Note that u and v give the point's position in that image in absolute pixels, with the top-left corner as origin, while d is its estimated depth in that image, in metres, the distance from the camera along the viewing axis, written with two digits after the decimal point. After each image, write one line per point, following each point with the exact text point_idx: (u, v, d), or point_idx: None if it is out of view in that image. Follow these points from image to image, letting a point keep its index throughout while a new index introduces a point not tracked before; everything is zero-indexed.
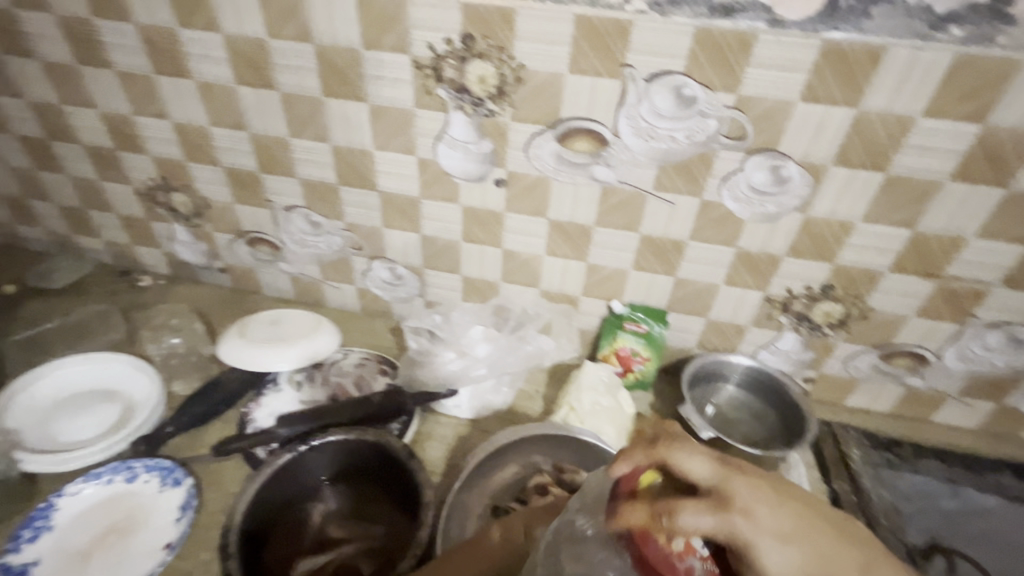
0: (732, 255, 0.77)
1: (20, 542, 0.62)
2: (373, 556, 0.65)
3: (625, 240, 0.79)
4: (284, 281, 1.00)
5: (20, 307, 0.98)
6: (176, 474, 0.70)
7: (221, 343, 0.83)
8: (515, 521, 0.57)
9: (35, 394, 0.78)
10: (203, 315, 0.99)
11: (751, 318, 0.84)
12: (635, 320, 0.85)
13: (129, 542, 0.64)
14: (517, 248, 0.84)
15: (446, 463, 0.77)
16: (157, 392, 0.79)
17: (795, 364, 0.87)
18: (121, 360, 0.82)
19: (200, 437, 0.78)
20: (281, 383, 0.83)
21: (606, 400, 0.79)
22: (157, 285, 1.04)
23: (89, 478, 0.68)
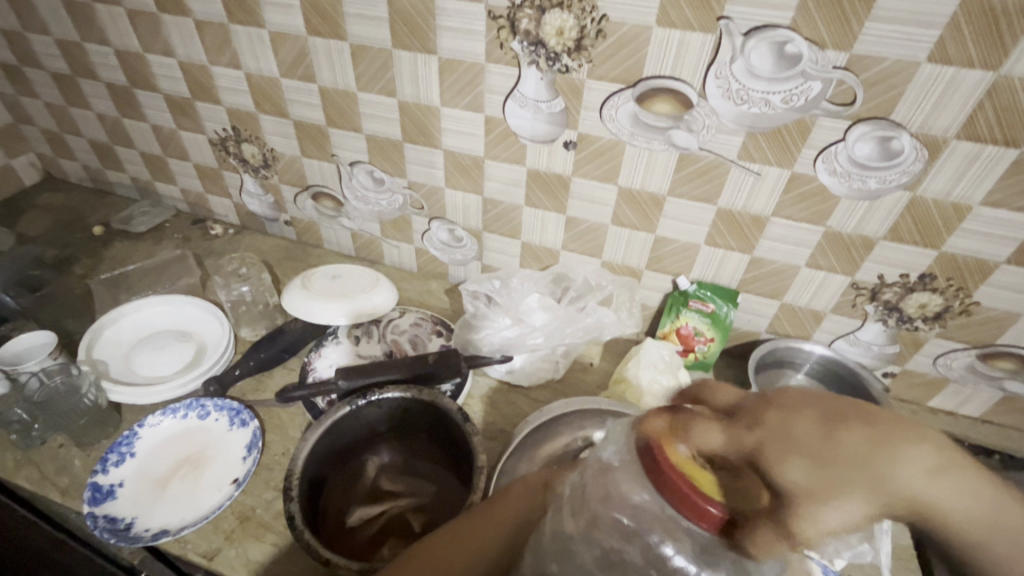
0: (820, 234, 0.70)
1: (108, 464, 0.67)
2: (423, 512, 0.65)
3: (699, 212, 0.74)
4: (346, 237, 1.01)
5: (107, 247, 1.04)
6: (243, 415, 0.73)
7: (286, 293, 0.85)
8: (538, 476, 0.54)
9: (120, 330, 0.84)
10: (269, 265, 1.02)
11: (831, 305, 0.77)
12: (702, 298, 0.80)
13: (202, 474, 0.68)
14: (581, 215, 0.81)
15: (497, 427, 0.77)
16: (227, 336, 0.83)
17: (876, 357, 0.80)
18: (196, 305, 0.87)
19: (264, 382, 0.81)
20: (340, 337, 0.85)
21: (665, 378, 0.76)
22: (227, 234, 1.08)
23: (167, 413, 0.73)
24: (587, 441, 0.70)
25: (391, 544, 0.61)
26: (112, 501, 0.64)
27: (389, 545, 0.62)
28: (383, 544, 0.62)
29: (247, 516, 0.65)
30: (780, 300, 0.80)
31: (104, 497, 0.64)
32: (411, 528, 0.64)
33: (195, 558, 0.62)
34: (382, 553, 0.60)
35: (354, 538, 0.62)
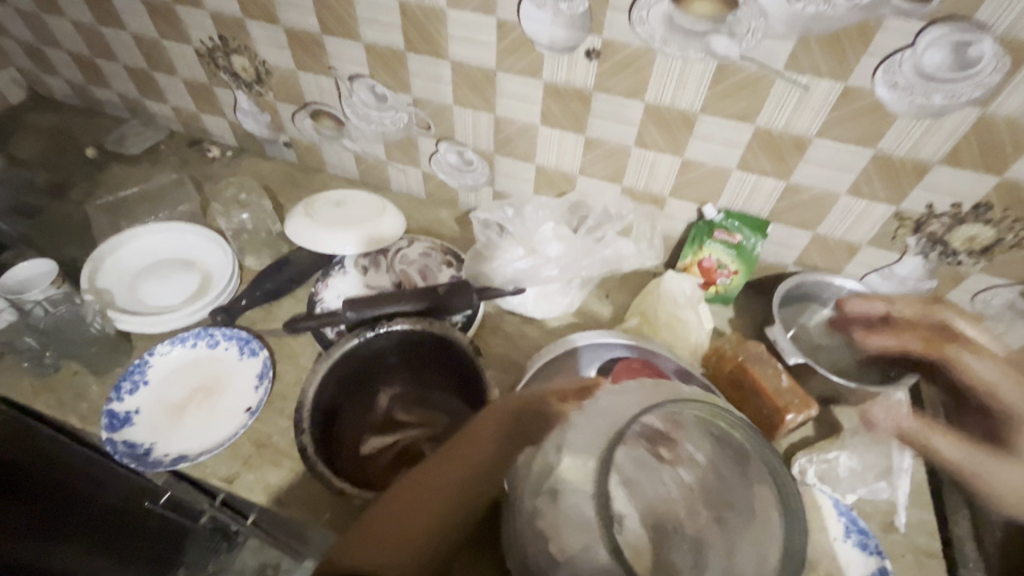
0: (867, 158, 0.64)
1: (122, 392, 0.67)
2: (436, 441, 0.66)
3: (734, 132, 0.67)
4: (349, 160, 0.95)
5: (103, 171, 0.99)
6: (253, 345, 0.72)
7: (289, 221, 0.82)
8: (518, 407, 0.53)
9: (123, 259, 0.81)
10: (271, 190, 0.97)
11: (869, 236, 0.72)
12: (728, 228, 0.75)
13: (215, 402, 0.69)
14: (602, 136, 0.74)
15: (510, 359, 0.75)
16: (231, 265, 0.80)
17: (908, 292, 0.76)
18: (197, 232, 0.84)
19: (273, 311, 0.80)
20: (347, 266, 0.82)
21: (684, 312, 0.73)
22: (225, 157, 1.02)
23: (176, 342, 0.72)
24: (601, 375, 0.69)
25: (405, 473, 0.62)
26: (130, 428, 0.65)
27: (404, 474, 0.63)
28: (397, 472, 0.63)
29: (263, 443, 0.66)
30: (813, 230, 0.74)
31: (122, 423, 0.65)
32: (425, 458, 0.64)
33: (216, 481, 0.63)
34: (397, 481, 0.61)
35: (370, 465, 0.63)
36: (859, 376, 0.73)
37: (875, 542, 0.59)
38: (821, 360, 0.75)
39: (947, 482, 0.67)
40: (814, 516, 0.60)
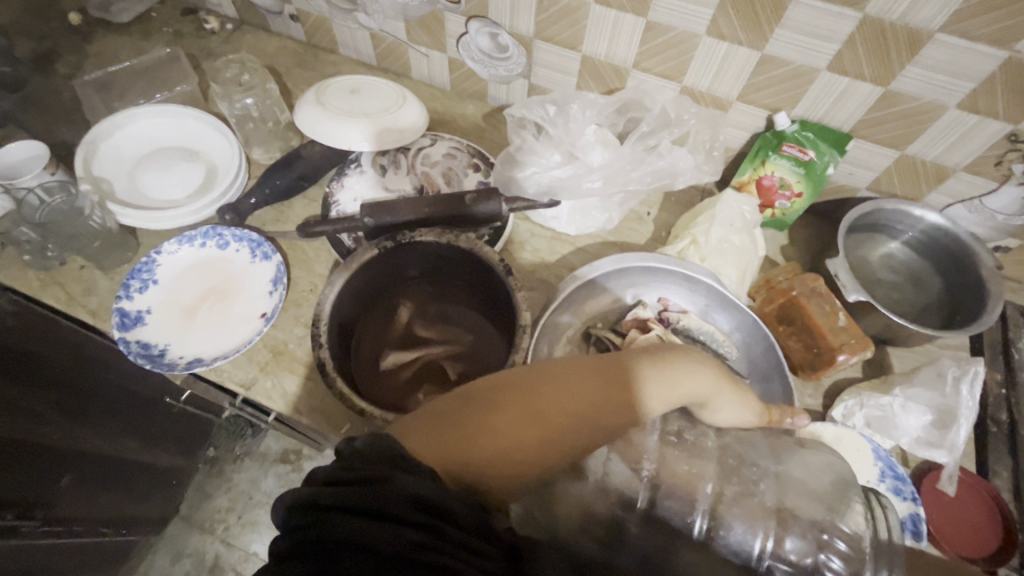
0: (998, 63, 0.52)
1: (131, 290, 0.64)
2: (459, 359, 0.63)
3: (834, 21, 0.55)
4: (363, 40, 0.83)
5: (90, 40, 0.88)
6: (265, 248, 0.67)
7: (299, 110, 0.73)
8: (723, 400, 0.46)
9: (118, 145, 0.73)
10: (277, 72, 0.86)
11: (966, 161, 0.62)
12: (799, 142, 0.65)
13: (229, 306, 0.65)
14: (667, 20, 0.61)
15: (539, 277, 0.70)
16: (238, 158, 0.73)
17: (994, 229, 0.66)
18: (198, 117, 0.75)
19: (284, 212, 0.74)
20: (363, 165, 0.74)
21: (737, 238, 0.66)
22: (225, 31, 0.90)
23: (183, 240, 0.67)
24: (636, 300, 0.65)
25: (425, 392, 0.60)
26: (143, 328, 0.62)
27: (425, 392, 0.60)
28: (416, 390, 0.61)
29: (280, 350, 0.64)
30: (900, 150, 0.64)
31: (133, 323, 0.62)
32: (446, 377, 0.61)
33: (233, 386, 0.62)
34: (417, 400, 0.59)
35: (388, 381, 0.61)
36: (916, 318, 0.68)
37: (911, 489, 0.56)
38: (879, 297, 0.69)
39: (995, 433, 0.63)
40: (850, 460, 0.58)
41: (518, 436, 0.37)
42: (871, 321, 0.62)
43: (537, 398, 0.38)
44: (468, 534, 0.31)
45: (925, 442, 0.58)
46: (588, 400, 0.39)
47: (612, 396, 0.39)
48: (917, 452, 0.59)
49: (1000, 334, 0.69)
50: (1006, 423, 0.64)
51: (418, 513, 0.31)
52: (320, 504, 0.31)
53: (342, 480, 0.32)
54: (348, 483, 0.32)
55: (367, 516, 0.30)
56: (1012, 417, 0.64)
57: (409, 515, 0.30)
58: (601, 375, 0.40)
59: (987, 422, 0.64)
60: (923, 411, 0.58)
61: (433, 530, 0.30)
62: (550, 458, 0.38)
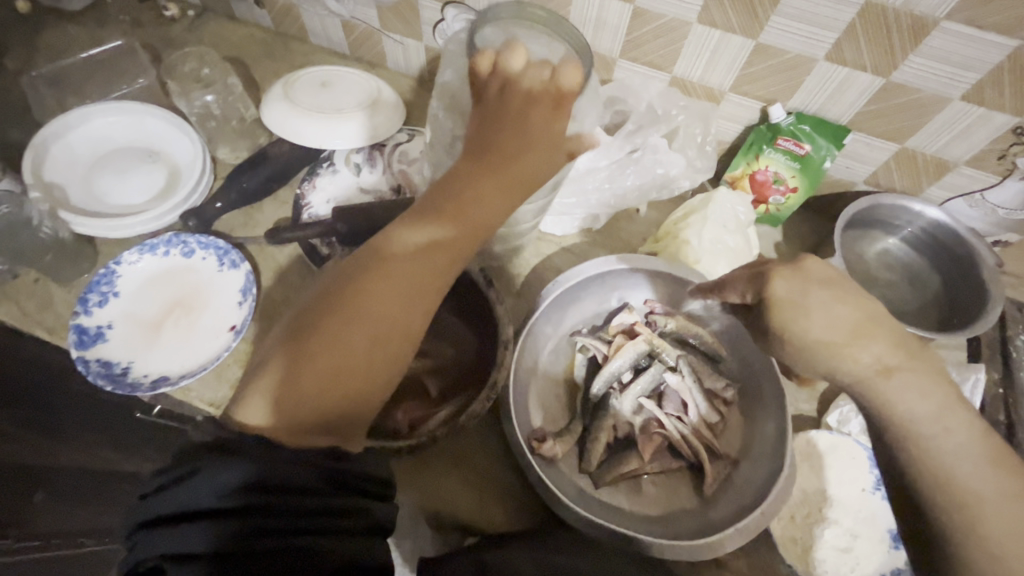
0: (1006, 52, 0.49)
1: (89, 305, 0.60)
2: (443, 377, 0.57)
3: (832, 7, 0.51)
4: (335, 27, 0.78)
5: (41, 30, 0.82)
6: (233, 256, 0.64)
7: (266, 105, 0.68)
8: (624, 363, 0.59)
9: (71, 147, 0.68)
10: (243, 63, 0.81)
11: (969, 154, 0.59)
12: (795, 135, 0.62)
13: (196, 319, 0.62)
14: (656, 5, 0.57)
15: (523, 282, 0.66)
16: (202, 158, 0.68)
17: (994, 223, 0.64)
18: (157, 114, 0.70)
19: (254, 215, 0.69)
20: (337, 163, 0.70)
21: (731, 239, 0.62)
22: (186, 18, 0.84)
23: (144, 250, 0.63)
24: (622, 303, 0.63)
25: (404, 409, 0.53)
26: (103, 345, 0.59)
27: (404, 409, 0.53)
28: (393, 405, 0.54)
29: None
30: (899, 143, 0.61)
31: (92, 340, 0.59)
32: (426, 393, 0.55)
33: (203, 406, 0.59)
34: (393, 419, 0.52)
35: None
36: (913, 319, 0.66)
37: None
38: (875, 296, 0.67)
39: None
40: (845, 469, 0.57)
41: (335, 361, 0.42)
42: None
43: (371, 290, 0.43)
44: (357, 495, 0.40)
45: None
46: (418, 278, 0.44)
47: (439, 253, 0.45)
48: None
49: (998, 332, 0.67)
50: (1002, 425, 0.62)
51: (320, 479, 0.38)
52: (207, 513, 0.35)
53: (222, 475, 0.36)
54: (227, 490, 0.36)
55: (244, 514, 0.35)
56: (1007, 418, 0.63)
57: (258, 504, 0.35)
58: (407, 236, 0.45)
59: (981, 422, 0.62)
60: None
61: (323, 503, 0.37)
62: (383, 373, 0.44)
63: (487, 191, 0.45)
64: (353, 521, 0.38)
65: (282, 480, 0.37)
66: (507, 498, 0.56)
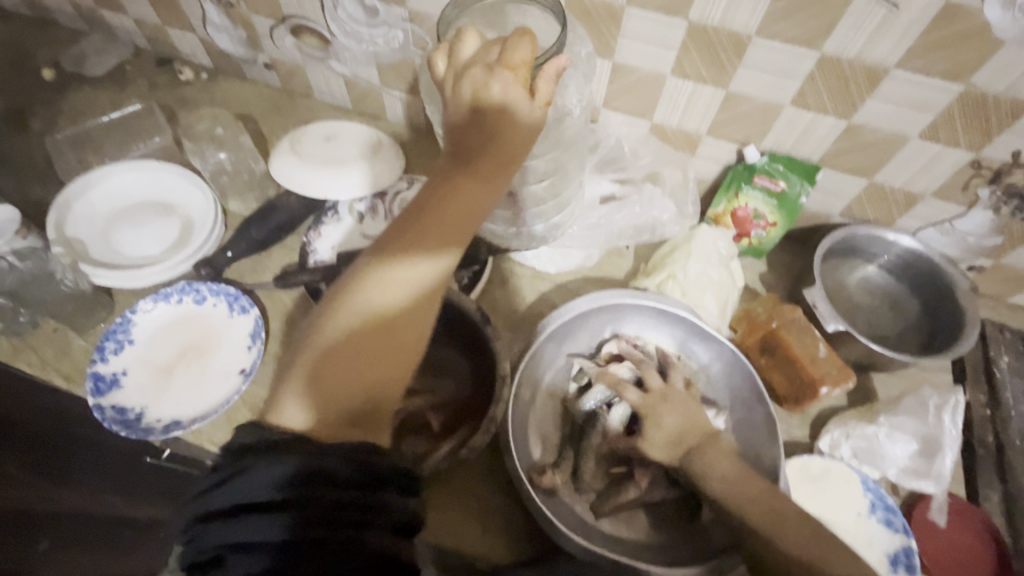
0: (954, 96, 0.53)
1: (106, 353, 0.63)
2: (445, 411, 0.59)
3: (792, 59, 0.56)
4: (338, 85, 0.84)
5: (64, 96, 0.88)
6: (243, 301, 0.67)
7: (275, 158, 0.73)
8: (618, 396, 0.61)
9: (91, 204, 0.72)
10: (252, 120, 0.87)
11: (933, 187, 0.63)
12: (771, 174, 0.66)
13: (207, 363, 0.65)
14: (632, 61, 0.62)
15: (520, 316, 0.69)
16: (214, 210, 0.72)
17: (966, 249, 0.68)
18: (172, 171, 0.75)
19: (262, 262, 0.73)
20: (341, 212, 0.74)
21: (716, 272, 0.66)
22: (200, 80, 0.90)
23: (159, 298, 0.67)
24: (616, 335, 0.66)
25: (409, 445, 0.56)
26: (118, 391, 0.61)
27: (410, 443, 0.57)
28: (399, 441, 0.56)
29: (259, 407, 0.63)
30: (868, 178, 0.65)
31: (108, 387, 0.61)
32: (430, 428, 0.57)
33: (213, 448, 0.61)
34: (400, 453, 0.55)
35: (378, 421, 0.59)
36: (897, 343, 0.68)
37: (902, 520, 0.56)
38: (860, 322, 0.70)
39: (982, 455, 0.63)
40: (838, 492, 0.57)
41: (358, 363, 0.42)
42: (851, 350, 0.62)
43: (382, 296, 0.42)
44: (394, 490, 0.39)
45: (913, 472, 0.57)
46: (422, 285, 0.43)
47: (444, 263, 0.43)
48: (907, 484, 0.58)
49: (981, 353, 0.69)
50: (993, 444, 0.64)
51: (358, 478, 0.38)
52: (261, 504, 0.36)
53: (272, 470, 0.37)
54: (278, 483, 0.37)
55: (287, 509, 0.36)
56: (996, 437, 0.64)
57: (303, 508, 0.36)
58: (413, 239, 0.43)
59: (971, 442, 0.64)
60: (909, 439, 0.57)
61: (363, 496, 0.38)
62: (404, 370, 0.45)
63: (480, 194, 0.42)
64: (386, 519, 0.38)
65: (322, 470, 0.37)
66: (510, 532, 0.57)
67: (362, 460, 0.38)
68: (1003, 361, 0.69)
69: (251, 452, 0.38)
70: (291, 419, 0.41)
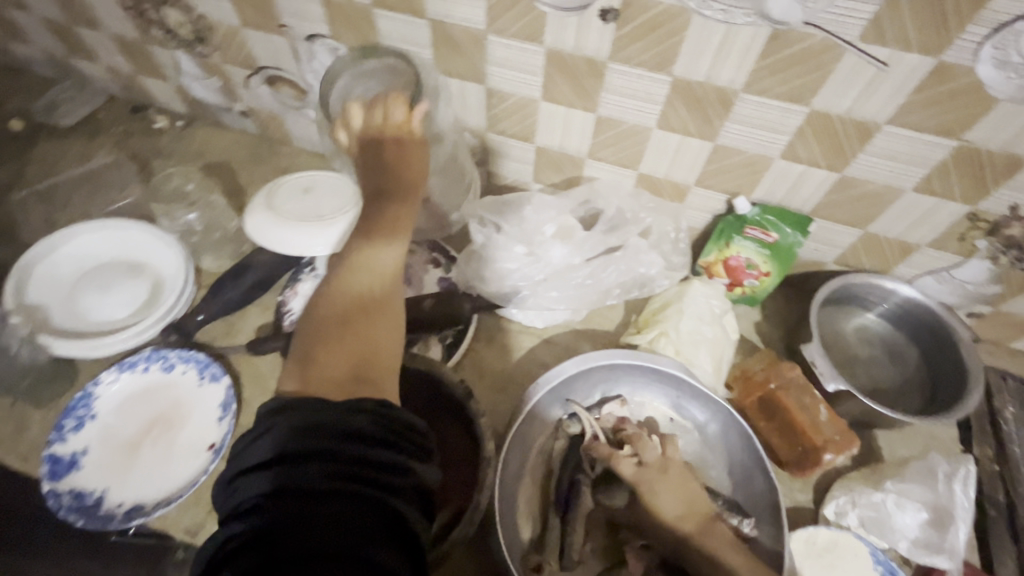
0: (948, 151, 0.51)
1: (65, 431, 0.59)
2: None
3: (781, 115, 0.54)
4: (316, 133, 0.82)
5: (33, 148, 0.85)
6: (213, 368, 0.63)
7: (250, 214, 0.70)
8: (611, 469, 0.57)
9: (55, 266, 0.69)
10: (228, 169, 0.84)
11: (929, 237, 0.61)
12: (761, 224, 0.64)
13: (174, 437, 0.61)
14: (616, 113, 0.60)
15: (507, 377, 0.66)
16: (185, 269, 0.69)
17: (965, 297, 0.66)
18: (141, 228, 0.72)
19: (236, 323, 0.70)
20: (318, 268, 0.71)
21: (708, 328, 0.63)
22: (175, 128, 0.88)
23: (123, 368, 0.63)
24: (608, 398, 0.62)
25: None
26: (77, 473, 0.57)
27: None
28: None
29: None
30: (863, 228, 0.63)
31: (66, 469, 0.57)
32: None
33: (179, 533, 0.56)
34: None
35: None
36: (898, 395, 0.66)
37: None
38: (859, 374, 0.67)
39: (994, 517, 0.60)
40: (848, 567, 0.53)
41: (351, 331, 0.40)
42: (853, 409, 0.60)
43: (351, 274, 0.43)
44: (406, 452, 0.35)
45: (926, 545, 0.53)
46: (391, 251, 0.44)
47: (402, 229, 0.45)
48: (918, 559, 0.53)
49: (985, 403, 0.67)
50: (1004, 504, 0.61)
51: (378, 434, 0.34)
52: (282, 458, 0.32)
53: (293, 425, 0.34)
54: (296, 438, 0.33)
55: (310, 461, 0.32)
56: (1007, 496, 0.61)
57: (320, 458, 0.32)
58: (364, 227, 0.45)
59: (981, 503, 0.61)
60: (918, 507, 0.54)
61: (377, 453, 0.33)
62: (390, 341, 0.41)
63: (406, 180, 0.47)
64: (404, 481, 0.34)
65: (341, 429, 0.34)
66: None
67: (384, 415, 0.35)
68: (1008, 412, 0.66)
69: (275, 412, 0.35)
70: (290, 384, 0.38)
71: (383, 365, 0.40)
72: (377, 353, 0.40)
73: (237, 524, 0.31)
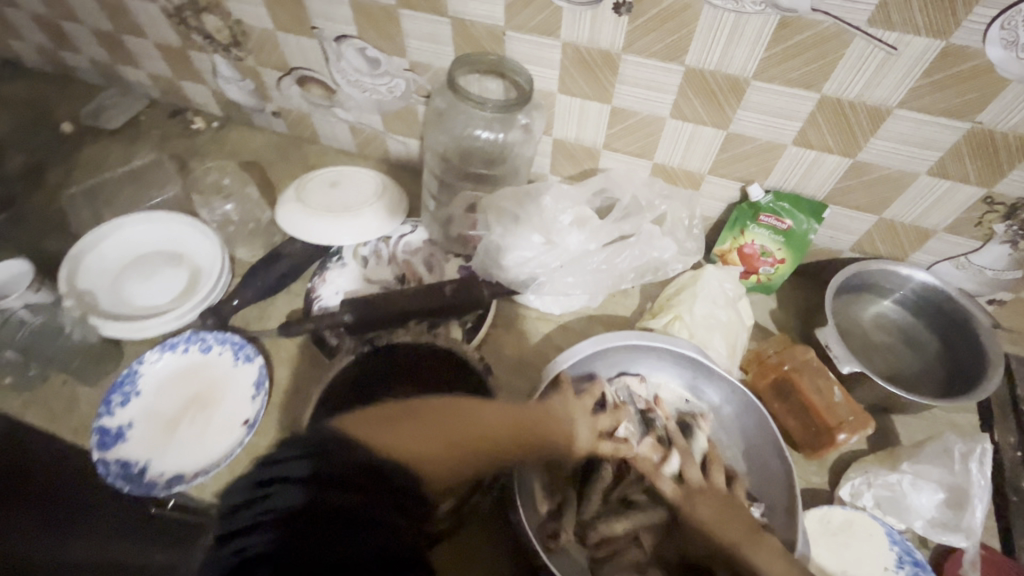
0: (960, 134, 0.52)
1: (112, 405, 0.63)
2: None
3: (792, 102, 0.55)
4: (343, 131, 0.86)
5: (81, 149, 0.91)
6: (247, 350, 0.67)
7: (282, 207, 0.74)
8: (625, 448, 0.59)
9: (103, 255, 0.74)
10: (260, 166, 0.88)
11: (946, 222, 0.61)
12: (776, 212, 0.65)
13: (211, 413, 0.64)
14: (631, 104, 0.63)
15: (525, 361, 0.68)
16: (221, 258, 0.73)
17: (985, 283, 0.65)
18: (182, 221, 0.77)
19: (268, 309, 0.73)
20: (345, 257, 0.74)
21: (722, 313, 0.64)
22: (211, 129, 0.93)
23: (165, 348, 0.67)
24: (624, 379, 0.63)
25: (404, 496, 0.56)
26: (123, 445, 0.61)
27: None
28: None
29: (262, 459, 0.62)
30: (879, 214, 0.63)
31: (114, 440, 0.61)
32: None
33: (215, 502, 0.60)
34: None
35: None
36: (916, 382, 0.66)
37: None
38: (876, 360, 0.67)
39: (1016, 503, 0.59)
40: (864, 546, 0.54)
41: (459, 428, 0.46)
42: (869, 393, 0.60)
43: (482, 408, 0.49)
44: (396, 490, 0.41)
45: (944, 525, 0.54)
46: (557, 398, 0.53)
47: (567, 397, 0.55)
48: (934, 538, 0.54)
49: (1007, 391, 0.66)
50: None
51: (364, 475, 0.40)
52: (289, 488, 0.38)
53: (299, 468, 0.39)
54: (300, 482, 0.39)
55: (307, 489, 0.38)
56: None
57: (316, 499, 0.38)
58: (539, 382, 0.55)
59: (1004, 490, 0.60)
60: (935, 488, 0.54)
61: (366, 493, 0.39)
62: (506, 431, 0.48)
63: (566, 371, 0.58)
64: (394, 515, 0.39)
65: (335, 476, 0.39)
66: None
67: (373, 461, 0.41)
68: None
69: (286, 456, 0.40)
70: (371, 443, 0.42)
71: (464, 441, 0.46)
72: (480, 445, 0.47)
73: (239, 541, 0.37)
